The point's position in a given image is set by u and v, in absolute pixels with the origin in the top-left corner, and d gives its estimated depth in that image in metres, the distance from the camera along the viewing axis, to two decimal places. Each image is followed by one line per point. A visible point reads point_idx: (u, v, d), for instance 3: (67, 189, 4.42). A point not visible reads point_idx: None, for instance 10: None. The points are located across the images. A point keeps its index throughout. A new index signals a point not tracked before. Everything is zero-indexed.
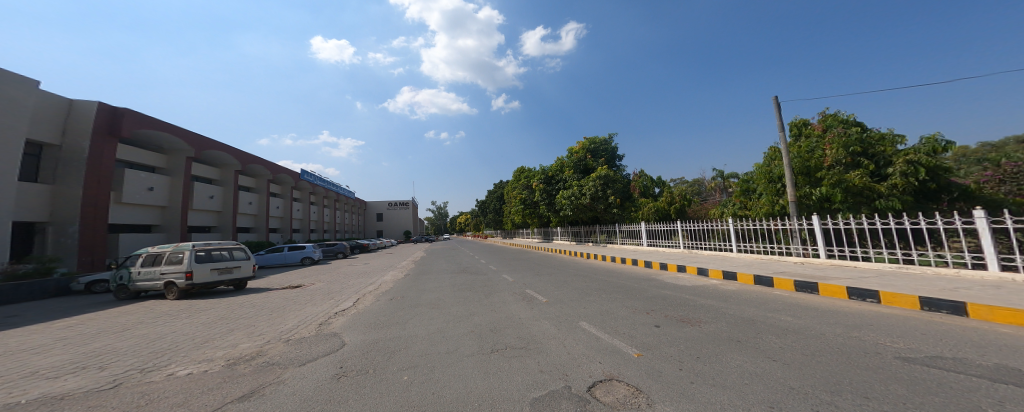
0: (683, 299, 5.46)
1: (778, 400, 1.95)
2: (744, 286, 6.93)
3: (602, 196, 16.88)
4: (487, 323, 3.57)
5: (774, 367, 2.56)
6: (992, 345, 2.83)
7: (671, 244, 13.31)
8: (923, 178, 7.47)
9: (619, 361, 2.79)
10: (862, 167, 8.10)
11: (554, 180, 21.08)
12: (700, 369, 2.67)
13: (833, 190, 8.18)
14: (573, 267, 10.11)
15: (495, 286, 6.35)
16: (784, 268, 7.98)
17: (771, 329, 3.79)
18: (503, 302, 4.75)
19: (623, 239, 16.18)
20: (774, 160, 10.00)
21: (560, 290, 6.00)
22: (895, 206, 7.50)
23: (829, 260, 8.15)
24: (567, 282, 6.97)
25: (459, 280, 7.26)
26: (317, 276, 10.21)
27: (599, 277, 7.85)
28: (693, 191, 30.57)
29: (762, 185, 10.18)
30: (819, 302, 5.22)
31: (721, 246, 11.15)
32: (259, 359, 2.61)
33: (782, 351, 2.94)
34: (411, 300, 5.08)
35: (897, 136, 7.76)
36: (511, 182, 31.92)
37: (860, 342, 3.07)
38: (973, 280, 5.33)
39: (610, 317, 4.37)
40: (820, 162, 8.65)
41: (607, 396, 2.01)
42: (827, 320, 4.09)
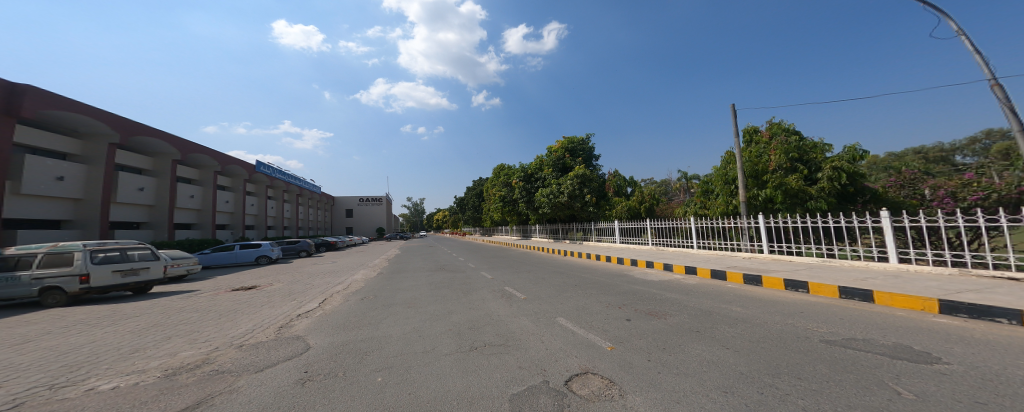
0: (651, 293, 5.72)
1: (729, 385, 2.11)
2: (703, 280, 7.33)
3: (579, 195, 17.23)
4: (465, 321, 3.58)
5: (727, 354, 2.74)
6: (905, 330, 3.17)
7: (641, 241, 13.82)
8: (844, 182, 8.43)
9: (593, 355, 2.89)
10: (798, 172, 8.96)
11: (533, 178, 21.29)
12: (665, 360, 2.82)
13: (775, 191, 8.86)
14: (550, 264, 10.35)
15: (474, 283, 6.38)
16: (735, 262, 8.54)
17: (724, 319, 4.05)
18: (482, 299, 4.78)
19: (597, 237, 16.60)
20: (730, 162, 10.63)
21: (537, 287, 6.11)
22: (822, 207, 8.33)
23: (771, 255, 8.86)
24: (545, 278, 7.14)
25: (429, 278, 7.34)
26: (278, 276, 9.80)
27: (576, 274, 8.10)
28: (664, 191, 31.76)
29: (719, 186, 10.78)
30: (764, 293, 5.64)
31: (684, 243, 11.71)
32: (205, 367, 2.48)
33: (734, 340, 3.16)
34: (384, 300, 5.00)
35: (825, 146, 8.77)
36: (490, 180, 31.99)
37: (795, 329, 3.39)
38: (881, 272, 6.20)
39: (585, 312, 4.50)
40: (764, 167, 9.35)
41: (582, 389, 2.09)
42: (770, 309, 4.42)
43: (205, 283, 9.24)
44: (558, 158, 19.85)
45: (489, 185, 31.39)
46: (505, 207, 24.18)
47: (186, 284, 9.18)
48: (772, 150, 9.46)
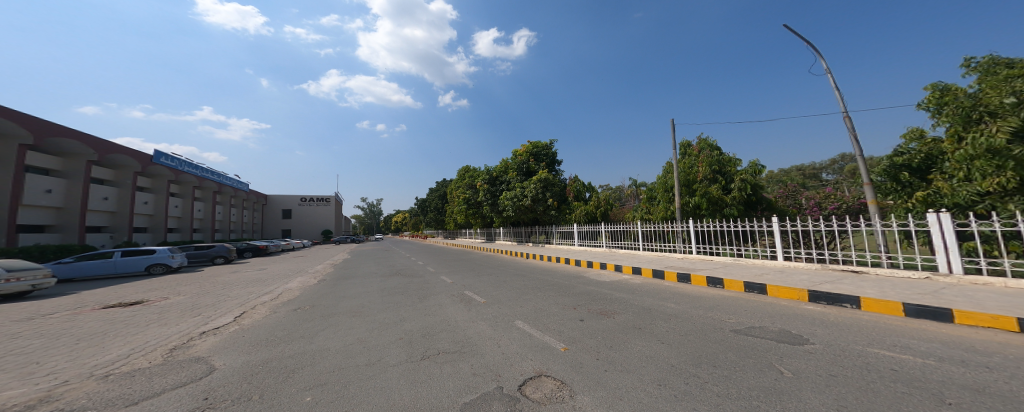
0: (602, 293, 6.04)
1: (664, 378, 2.31)
2: (646, 279, 7.84)
3: (542, 198, 17.61)
4: (420, 328, 3.55)
5: (661, 348, 3.01)
6: (803, 320, 3.64)
7: (597, 244, 14.33)
8: (748, 193, 9.66)
9: (547, 356, 3.01)
10: (718, 183, 10.09)
11: (498, 181, 21.37)
12: (612, 357, 3.01)
13: (701, 199, 9.96)
14: (512, 267, 10.49)
15: (433, 288, 6.24)
16: (672, 262, 9.28)
17: (660, 315, 4.39)
18: (440, 305, 4.74)
19: (558, 240, 16.98)
20: (669, 172, 11.40)
21: (499, 290, 6.15)
22: (734, 213, 9.58)
23: (699, 255, 9.80)
24: (506, 281, 7.21)
25: (379, 283, 7.14)
26: (183, 287, 8.80)
27: (536, 276, 8.29)
28: (619, 196, 33.07)
29: (660, 194, 11.54)
30: (691, 290, 6.18)
31: (632, 245, 12.40)
32: (51, 405, 2.11)
33: (668, 334, 3.45)
34: (322, 310, 4.77)
35: (736, 160, 9.93)
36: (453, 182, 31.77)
37: (713, 321, 3.82)
38: (778, 268, 7.22)
39: (543, 314, 4.64)
40: (694, 177, 10.49)
41: (535, 393, 2.19)
42: (696, 304, 4.86)
43: (59, 301, 7.76)
44: (522, 162, 20.16)
45: (453, 187, 31.13)
46: (469, 209, 24.07)
47: (41, 302, 7.73)
48: (699, 163, 10.46)
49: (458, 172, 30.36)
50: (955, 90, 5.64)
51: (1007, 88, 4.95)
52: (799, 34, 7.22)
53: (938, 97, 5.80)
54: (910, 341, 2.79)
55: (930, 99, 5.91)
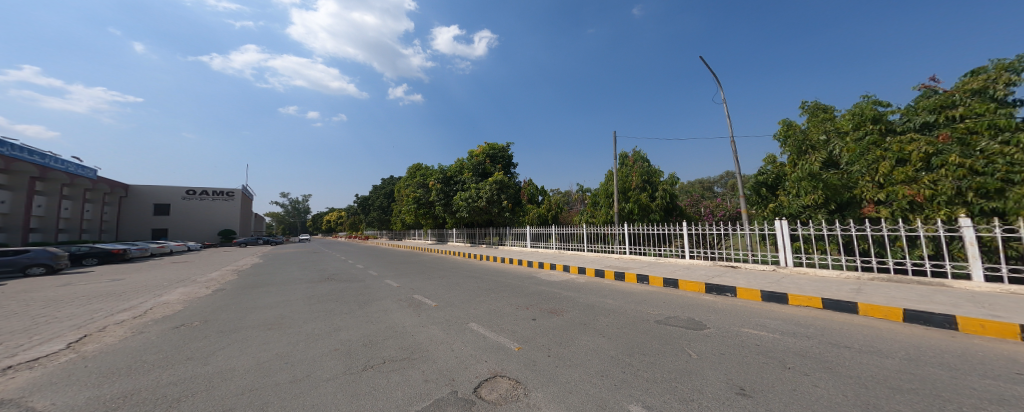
0: (552, 293, 6.19)
1: (616, 387, 2.37)
2: (592, 279, 8.22)
3: (497, 200, 17.65)
4: (359, 337, 3.26)
5: (607, 351, 3.12)
6: (723, 324, 3.95)
7: (548, 245, 14.71)
8: (668, 200, 11.60)
9: (502, 356, 2.97)
10: (646, 191, 11.83)
11: (452, 181, 20.89)
12: (562, 353, 3.09)
13: (633, 205, 11.62)
14: (466, 268, 10.42)
15: (376, 293, 5.84)
16: (611, 262, 10.08)
17: (602, 312, 4.62)
18: (384, 311, 4.44)
19: (511, 242, 17.09)
20: (610, 180, 12.59)
21: (451, 292, 5.97)
22: (657, 218, 11.45)
23: (630, 254, 11.04)
24: (457, 284, 7.04)
25: (312, 290, 6.52)
26: (6, 304, 6.89)
27: (488, 277, 8.25)
28: (567, 200, 34.19)
29: (602, 199, 12.75)
30: (627, 289, 6.61)
31: (579, 247, 13.00)
32: None
33: (612, 335, 3.63)
34: (233, 324, 4.14)
35: (660, 173, 11.74)
36: (403, 180, 30.39)
37: (648, 323, 4.08)
38: (701, 270, 7.98)
39: (496, 315, 4.60)
40: (630, 185, 12.04)
41: (491, 394, 2.14)
42: (633, 301, 5.20)
43: None
44: (478, 163, 20.06)
45: (403, 186, 29.81)
46: (419, 209, 23.27)
47: None
48: (633, 173, 12.03)
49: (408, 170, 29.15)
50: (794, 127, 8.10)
51: (824, 128, 7.65)
52: (711, 68, 9.12)
53: (785, 132, 8.16)
54: (785, 336, 3.58)
55: (783, 133, 8.24)
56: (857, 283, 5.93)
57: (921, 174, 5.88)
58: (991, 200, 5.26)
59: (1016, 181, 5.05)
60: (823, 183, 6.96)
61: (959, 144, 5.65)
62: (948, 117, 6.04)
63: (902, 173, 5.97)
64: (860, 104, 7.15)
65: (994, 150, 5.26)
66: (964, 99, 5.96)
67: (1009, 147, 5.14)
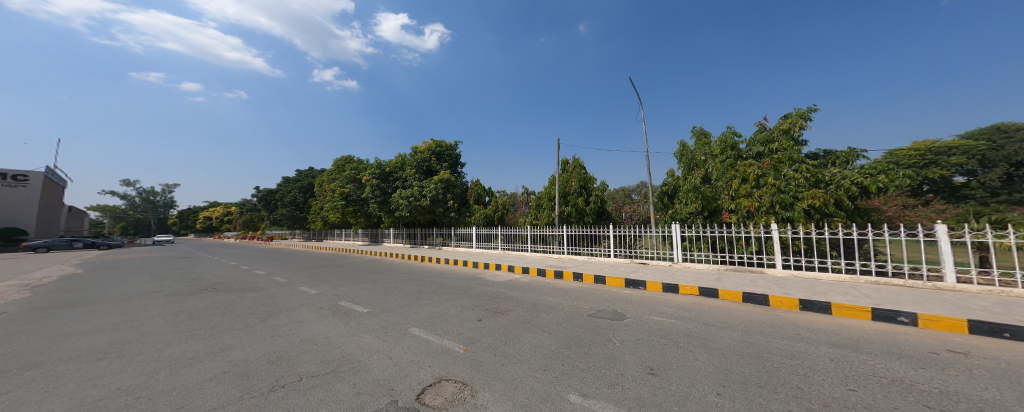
0: (498, 293, 6.16)
1: (561, 381, 2.39)
2: (535, 279, 8.39)
3: (442, 200, 17.16)
4: (260, 355, 2.83)
5: (551, 348, 3.16)
6: (652, 327, 4.25)
7: (493, 246, 14.71)
8: (600, 205, 12.92)
9: (447, 360, 2.82)
10: (583, 196, 12.90)
11: (391, 177, 19.77)
12: (509, 352, 3.05)
13: (571, 209, 12.64)
14: (404, 270, 9.95)
15: (297, 302, 5.19)
16: (552, 262, 10.73)
17: (546, 310, 4.69)
18: (303, 322, 3.95)
19: (456, 242, 16.63)
20: (552, 184, 13.33)
21: (388, 298, 5.60)
22: (590, 221, 12.68)
23: (567, 254, 11.89)
24: (396, 288, 6.63)
25: (178, 305, 5.25)
26: None
27: (431, 280, 7.91)
28: (510, 202, 34.32)
29: (545, 201, 13.51)
30: (568, 289, 6.89)
31: (523, 247, 13.38)
32: None
33: (555, 332, 3.70)
34: (84, 348, 3.26)
35: (594, 180, 12.90)
36: (329, 173, 27.52)
37: (587, 321, 4.23)
38: (633, 272, 8.65)
39: (440, 318, 4.42)
40: (570, 190, 12.99)
41: (435, 399, 2.00)
42: (574, 301, 5.39)
43: None
44: (423, 160, 19.41)
45: (329, 180, 26.93)
46: (349, 207, 21.34)
47: None
48: (572, 178, 13.08)
49: (338, 163, 26.81)
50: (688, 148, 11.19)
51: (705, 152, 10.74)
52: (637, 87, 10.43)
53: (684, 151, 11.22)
54: (703, 335, 3.97)
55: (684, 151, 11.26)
56: (718, 272, 8.39)
57: (753, 190, 8.64)
58: (787, 211, 8.07)
59: (800, 198, 7.90)
60: (701, 195, 10.00)
61: (773, 169, 8.51)
62: (770, 149, 9.12)
63: (744, 189, 8.68)
64: (725, 135, 10.15)
65: (790, 176, 8.12)
66: (780, 137, 9.08)
67: (797, 175, 8.06)
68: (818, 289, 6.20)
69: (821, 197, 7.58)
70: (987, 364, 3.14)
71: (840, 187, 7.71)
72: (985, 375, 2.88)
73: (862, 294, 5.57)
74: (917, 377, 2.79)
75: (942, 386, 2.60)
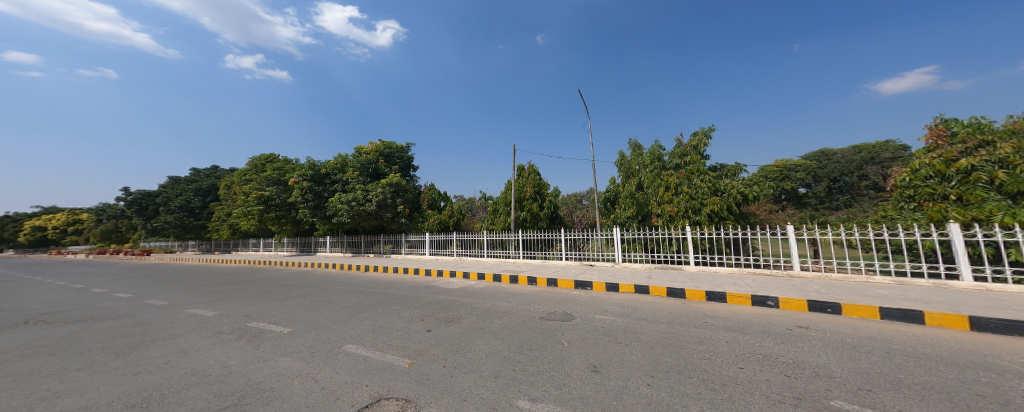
0: (450, 301, 5.94)
1: (510, 387, 2.32)
2: (491, 285, 8.31)
3: (390, 205, 16.43)
4: (134, 396, 2.33)
5: (501, 355, 3.06)
6: (598, 326, 4.35)
7: (448, 252, 14.38)
8: (553, 210, 13.26)
9: (388, 377, 2.60)
10: (538, 201, 13.15)
11: (328, 179, 18.40)
12: (458, 362, 2.91)
13: (527, 214, 12.87)
14: (340, 282, 9.15)
15: (204, 328, 4.44)
16: (507, 267, 10.80)
17: (499, 316, 4.60)
18: (210, 350, 3.38)
19: (408, 249, 15.92)
20: (508, 189, 13.43)
21: (321, 314, 5.08)
22: (544, 226, 12.95)
23: (523, 259, 11.97)
24: (335, 302, 6.07)
25: (28, 343, 4.16)
26: None
27: (377, 291, 7.41)
28: (467, 206, 33.94)
29: (501, 207, 13.56)
30: (521, 292, 6.92)
31: (479, 253, 13.26)
32: None
33: (508, 337, 3.61)
34: None
35: (548, 185, 13.14)
36: (248, 172, 24.38)
37: (539, 324, 4.22)
38: (584, 273, 8.99)
39: (384, 331, 4.11)
40: (525, 195, 13.19)
41: None
42: (526, 305, 5.38)
43: None
44: (370, 162, 18.62)
45: (246, 181, 23.81)
46: (276, 213, 19.14)
47: None
48: (527, 184, 13.31)
49: (258, 162, 24.09)
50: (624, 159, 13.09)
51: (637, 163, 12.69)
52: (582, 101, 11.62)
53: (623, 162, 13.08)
54: (643, 331, 4.18)
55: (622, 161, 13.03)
56: (651, 271, 9.13)
57: (673, 197, 10.49)
58: (697, 215, 9.95)
59: (705, 206, 9.93)
60: (636, 201, 11.50)
61: (687, 179, 10.50)
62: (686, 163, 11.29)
63: (667, 196, 10.47)
64: (651, 149, 12.18)
65: (699, 185, 10.17)
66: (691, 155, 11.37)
67: (702, 184, 10.15)
68: (718, 282, 7.20)
69: (719, 203, 9.80)
70: (852, 340, 3.77)
71: (731, 195, 10.09)
72: (835, 347, 3.51)
73: (776, 287, 6.32)
74: (797, 355, 3.29)
75: (813, 361, 3.08)
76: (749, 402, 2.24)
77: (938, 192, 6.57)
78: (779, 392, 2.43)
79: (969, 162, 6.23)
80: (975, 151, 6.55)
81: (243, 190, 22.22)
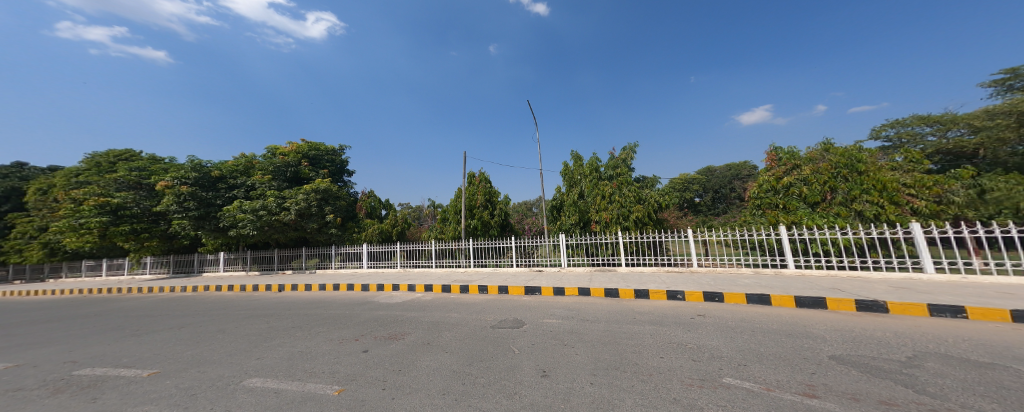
0: (392, 316, 5.60)
1: (461, 403, 2.27)
2: (439, 296, 8.06)
3: (316, 214, 14.79)
4: None
5: (449, 370, 2.99)
6: (546, 330, 4.52)
7: (389, 265, 13.46)
8: (503, 218, 13.37)
9: (323, 407, 2.35)
10: (490, 209, 13.21)
11: (222, 183, 15.66)
12: (404, 382, 2.76)
13: (478, 223, 12.82)
14: (248, 306, 7.85)
15: (51, 379, 3.42)
16: (457, 276, 10.55)
17: (447, 328, 4.48)
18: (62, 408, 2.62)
19: (340, 262, 14.36)
20: (459, 198, 13.37)
21: (230, 345, 4.33)
22: (495, 233, 13.04)
23: (473, 269, 11.82)
24: (248, 329, 5.22)
25: None
26: None
27: (302, 312, 6.58)
28: (417, 215, 31.92)
29: (452, 215, 13.47)
30: (470, 302, 6.85)
31: (427, 263, 12.72)
32: None
33: (458, 351, 3.54)
34: None
35: (499, 194, 13.26)
36: (85, 171, 18.73)
37: (488, 334, 4.20)
38: (532, 279, 9.28)
39: (314, 357, 3.68)
40: (475, 204, 13.15)
41: None
42: (476, 314, 5.34)
43: None
44: (286, 164, 16.80)
45: (77, 181, 18.09)
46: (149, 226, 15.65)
47: None
48: (478, 192, 13.28)
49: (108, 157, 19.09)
50: (568, 168, 14.05)
51: (577, 174, 13.43)
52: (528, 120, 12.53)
53: (567, 172, 13.83)
54: (586, 331, 4.46)
55: (566, 171, 13.90)
56: (592, 274, 9.79)
57: (609, 206, 11.58)
58: (626, 221, 11.25)
59: (630, 214, 11.23)
60: (578, 209, 12.45)
61: (618, 188, 11.73)
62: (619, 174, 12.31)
63: (603, 204, 11.59)
64: (589, 162, 13.17)
65: (628, 196, 11.39)
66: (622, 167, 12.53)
67: (629, 194, 11.45)
68: (646, 281, 8.07)
69: (642, 211, 11.11)
70: (748, 326, 4.55)
71: (651, 203, 11.45)
72: (736, 333, 4.18)
73: (693, 284, 7.32)
74: (708, 341, 3.86)
75: (723, 347, 3.63)
76: (667, 388, 2.56)
77: (772, 202, 10.22)
78: (690, 376, 2.83)
79: (788, 180, 10.01)
80: (792, 171, 10.39)
81: (71, 195, 16.79)
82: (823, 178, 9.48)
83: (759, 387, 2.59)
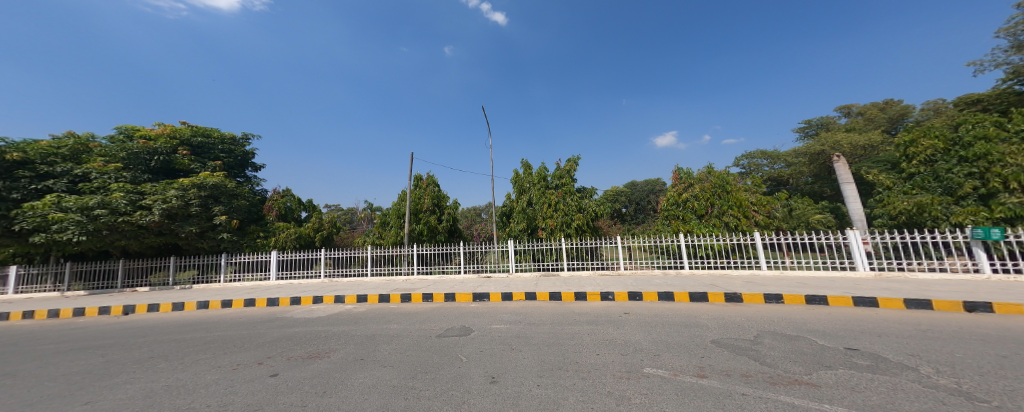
0: (314, 332, 4.86)
1: None
2: (373, 307, 7.31)
3: (199, 215, 11.53)
4: None
5: (388, 386, 2.71)
6: (491, 336, 4.48)
7: (311, 275, 11.63)
8: (452, 223, 12.81)
9: None
10: (437, 213, 12.60)
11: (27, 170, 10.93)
12: (335, 403, 2.41)
13: (423, 227, 12.09)
14: (97, 332, 5.93)
15: None
16: (396, 285, 9.70)
17: (384, 342, 4.08)
18: None
19: (236, 274, 11.71)
20: (402, 200, 12.44)
21: (64, 384, 3.20)
22: (442, 239, 12.43)
23: (416, 276, 11.03)
24: (96, 362, 3.94)
25: None
26: None
27: (183, 335, 5.23)
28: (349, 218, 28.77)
29: (393, 219, 12.50)
30: (409, 311, 6.39)
31: (360, 271, 11.38)
32: None
33: (398, 365, 3.24)
34: None
35: (448, 198, 12.75)
36: None
37: (431, 344, 3.97)
38: (477, 286, 9.09)
39: (204, 387, 2.96)
40: (421, 207, 12.40)
41: None
42: (418, 324, 5.01)
43: None
44: (150, 151, 13.09)
45: None
46: None
47: None
48: (425, 195, 12.58)
49: None
50: (516, 175, 14.38)
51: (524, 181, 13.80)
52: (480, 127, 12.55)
53: (516, 179, 14.17)
54: (531, 334, 4.57)
55: (515, 178, 14.23)
56: (537, 279, 10.08)
57: (555, 213, 12.19)
58: (568, 228, 12.02)
59: (570, 221, 12.03)
60: (526, 216, 12.81)
61: (562, 197, 12.44)
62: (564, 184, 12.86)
63: (549, 211, 12.18)
64: (537, 170, 13.65)
65: (571, 205, 12.18)
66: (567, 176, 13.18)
67: (570, 203, 12.25)
68: (584, 284, 8.67)
69: (582, 219, 11.97)
70: (665, 319, 5.26)
71: (589, 212, 12.33)
72: (656, 327, 4.79)
73: (622, 285, 8.15)
74: (637, 336, 4.32)
75: (647, 340, 4.10)
76: (605, 381, 2.76)
77: (673, 213, 12.35)
78: (621, 369, 3.10)
79: (684, 196, 12.14)
80: (687, 189, 12.49)
81: None
82: (707, 195, 11.75)
83: (674, 372, 2.98)
